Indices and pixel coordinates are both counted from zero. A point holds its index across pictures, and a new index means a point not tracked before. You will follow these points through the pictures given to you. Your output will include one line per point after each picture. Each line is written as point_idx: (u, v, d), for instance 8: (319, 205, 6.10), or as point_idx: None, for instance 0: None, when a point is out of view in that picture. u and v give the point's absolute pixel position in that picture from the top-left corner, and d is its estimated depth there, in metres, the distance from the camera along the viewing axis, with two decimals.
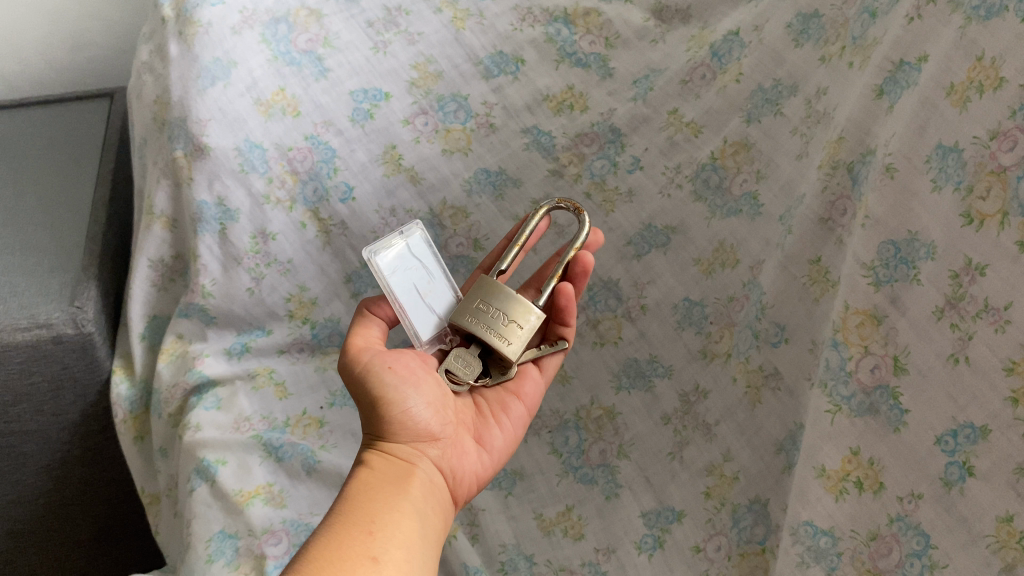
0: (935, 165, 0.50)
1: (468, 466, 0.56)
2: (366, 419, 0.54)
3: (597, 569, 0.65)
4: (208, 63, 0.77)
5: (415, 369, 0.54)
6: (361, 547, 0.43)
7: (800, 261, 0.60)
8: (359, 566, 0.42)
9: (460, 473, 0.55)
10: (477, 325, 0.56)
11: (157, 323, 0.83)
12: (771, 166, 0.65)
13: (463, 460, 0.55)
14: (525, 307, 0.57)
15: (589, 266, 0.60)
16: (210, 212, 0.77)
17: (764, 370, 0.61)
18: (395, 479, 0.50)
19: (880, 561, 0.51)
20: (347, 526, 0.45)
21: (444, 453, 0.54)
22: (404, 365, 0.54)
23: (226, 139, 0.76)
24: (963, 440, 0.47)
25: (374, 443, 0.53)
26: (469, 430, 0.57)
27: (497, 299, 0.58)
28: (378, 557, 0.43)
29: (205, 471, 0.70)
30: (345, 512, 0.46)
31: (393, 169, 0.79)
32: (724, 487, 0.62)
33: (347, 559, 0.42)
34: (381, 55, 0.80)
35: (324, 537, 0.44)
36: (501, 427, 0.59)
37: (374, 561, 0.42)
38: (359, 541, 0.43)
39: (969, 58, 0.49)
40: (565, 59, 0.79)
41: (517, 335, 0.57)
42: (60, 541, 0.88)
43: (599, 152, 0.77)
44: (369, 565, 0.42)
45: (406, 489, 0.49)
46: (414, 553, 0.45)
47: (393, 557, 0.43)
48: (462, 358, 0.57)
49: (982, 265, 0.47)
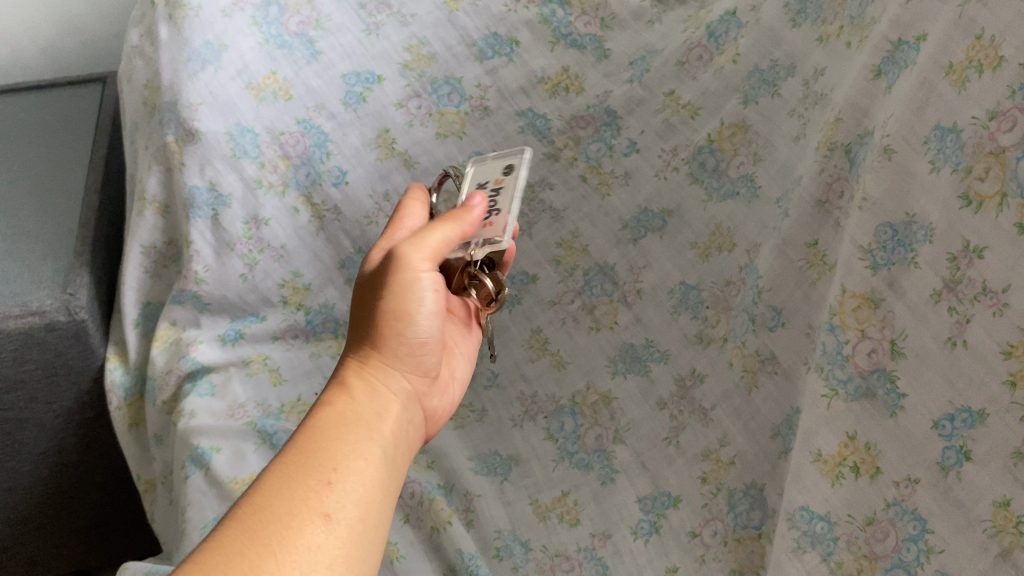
0: (933, 146, 0.50)
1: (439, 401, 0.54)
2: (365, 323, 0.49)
3: (593, 554, 0.65)
4: (199, 47, 0.76)
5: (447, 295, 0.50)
6: (318, 497, 0.38)
7: (798, 244, 0.59)
8: (306, 523, 0.37)
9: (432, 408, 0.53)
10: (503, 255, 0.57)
11: (151, 309, 0.83)
12: (768, 148, 0.65)
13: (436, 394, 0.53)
14: None
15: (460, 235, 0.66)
16: (202, 197, 0.76)
17: (760, 355, 0.61)
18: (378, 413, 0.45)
19: (877, 546, 0.50)
20: (312, 464, 0.40)
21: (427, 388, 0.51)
22: (444, 287, 0.49)
23: (218, 123, 0.75)
24: (960, 424, 0.47)
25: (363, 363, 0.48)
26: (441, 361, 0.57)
27: None
28: (331, 515, 0.38)
29: (199, 458, 0.70)
30: (315, 446, 0.41)
31: (387, 152, 0.78)
32: (720, 471, 0.62)
33: (296, 513, 0.37)
34: (374, 37, 0.79)
35: (280, 477, 0.39)
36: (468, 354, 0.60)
37: (326, 519, 0.37)
38: (315, 490, 0.38)
39: (968, 37, 0.48)
40: (560, 40, 0.78)
41: None
42: (58, 528, 0.88)
43: (595, 135, 0.76)
44: (320, 525, 0.37)
45: (389, 427, 0.45)
46: (378, 509, 0.40)
47: (350, 515, 0.38)
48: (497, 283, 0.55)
49: (981, 247, 0.46)
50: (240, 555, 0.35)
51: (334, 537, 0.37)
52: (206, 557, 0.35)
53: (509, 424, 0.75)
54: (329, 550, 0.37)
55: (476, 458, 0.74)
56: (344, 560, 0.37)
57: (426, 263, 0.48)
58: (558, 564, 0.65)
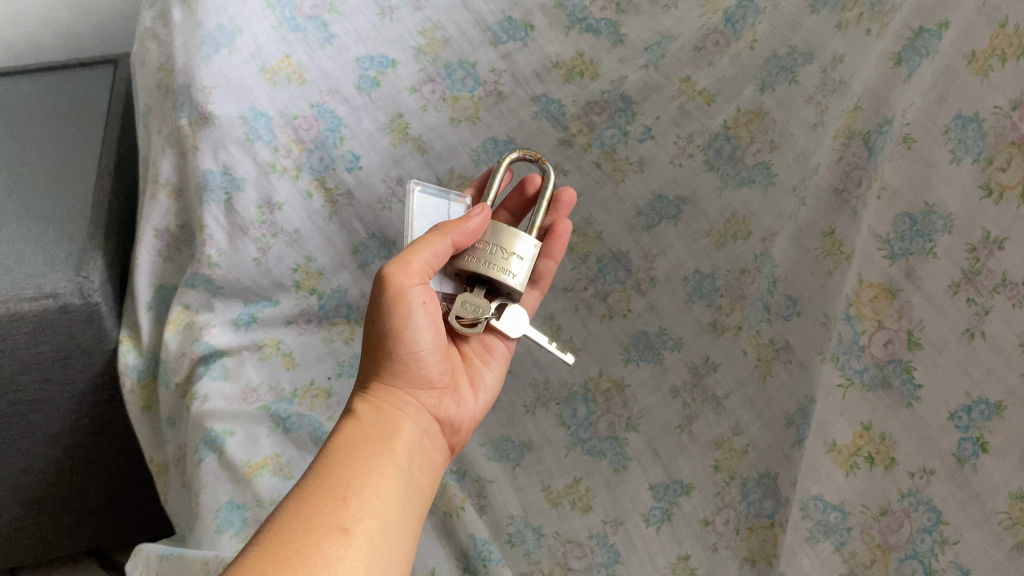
0: (954, 136, 0.49)
1: (459, 411, 0.56)
2: (370, 347, 0.53)
3: (605, 541, 0.65)
4: (213, 30, 0.73)
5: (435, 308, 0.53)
6: (336, 513, 0.41)
7: (815, 234, 0.59)
8: (327, 538, 0.39)
9: (456, 420, 0.55)
10: (480, 264, 0.54)
11: (165, 293, 0.83)
12: (784, 136, 0.64)
13: (457, 406, 0.56)
14: (518, 235, 0.55)
15: (571, 198, 0.67)
16: (216, 180, 0.75)
17: (775, 344, 0.61)
18: (387, 429, 0.49)
19: (891, 537, 0.50)
20: (325, 485, 0.42)
21: (440, 401, 0.54)
22: (433, 303, 0.52)
23: (232, 107, 0.74)
24: (977, 416, 0.47)
25: (368, 389, 0.52)
26: (461, 374, 0.58)
27: (492, 235, 0.55)
28: (348, 529, 0.40)
29: (213, 442, 0.70)
30: (325, 471, 0.44)
31: (400, 138, 0.79)
32: (733, 460, 0.62)
33: (315, 529, 0.39)
34: (388, 21, 0.78)
35: (296, 501, 0.41)
36: (489, 367, 0.61)
37: (345, 533, 0.40)
38: (332, 506, 0.41)
39: (992, 25, 0.47)
40: (575, 25, 0.76)
41: (518, 267, 0.55)
42: (71, 508, 0.89)
43: (610, 120, 0.76)
44: (340, 538, 0.40)
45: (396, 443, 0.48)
46: (391, 520, 0.43)
47: (365, 527, 0.41)
48: (469, 303, 0.55)
49: (1001, 238, 0.46)
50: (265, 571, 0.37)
51: (353, 548, 0.40)
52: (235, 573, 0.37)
53: (521, 410, 0.75)
54: (349, 560, 0.39)
55: (489, 444, 0.73)
56: (365, 568, 0.39)
57: (417, 283, 0.51)
58: (570, 550, 0.65)
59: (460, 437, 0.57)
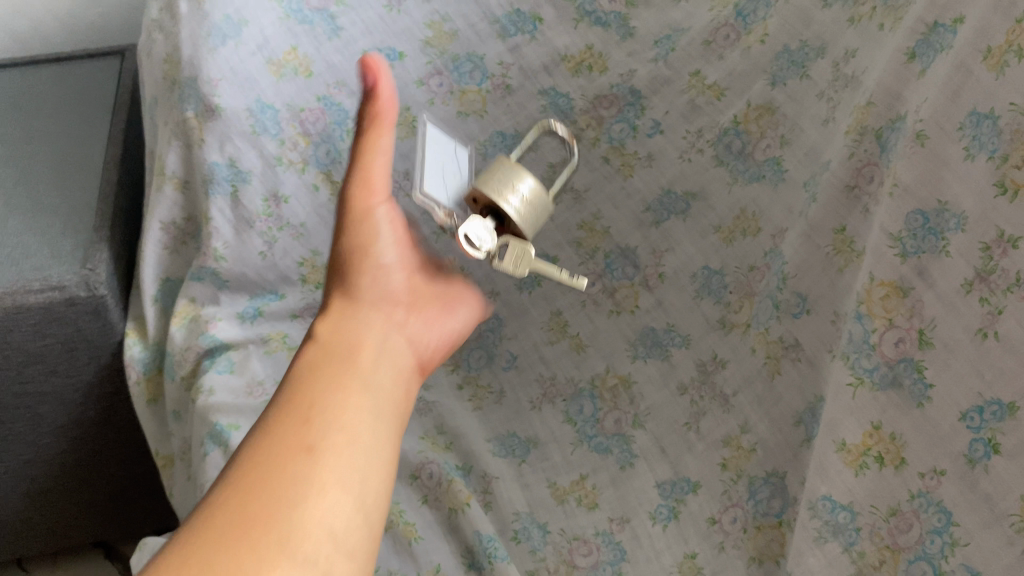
0: (969, 133, 0.48)
1: (441, 322, 0.52)
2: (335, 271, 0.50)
3: (610, 539, 0.65)
4: (219, 21, 0.72)
5: (399, 219, 0.49)
6: (299, 433, 0.37)
7: (825, 231, 0.58)
8: (292, 462, 0.36)
9: (438, 331, 0.52)
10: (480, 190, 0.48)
11: (170, 285, 0.82)
12: (795, 131, 0.64)
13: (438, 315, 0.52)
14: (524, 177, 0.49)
15: None
16: (222, 172, 0.74)
17: (784, 342, 0.60)
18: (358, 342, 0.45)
19: (900, 538, 0.50)
20: (288, 405, 0.39)
21: (418, 312, 0.51)
22: (395, 213, 0.49)
23: (238, 100, 0.73)
24: (989, 416, 0.46)
25: None
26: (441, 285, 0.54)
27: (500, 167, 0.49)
28: (316, 447, 0.37)
29: (218, 436, 0.69)
30: (288, 390, 0.41)
31: (408, 132, 0.79)
32: (740, 459, 0.62)
33: (277, 454, 0.36)
34: (395, 13, 0.77)
35: (256, 430, 0.38)
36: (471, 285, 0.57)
37: (311, 452, 0.37)
38: (295, 428, 0.38)
39: (1009, 20, 0.46)
40: (584, 18, 0.75)
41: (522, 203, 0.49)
42: (78, 500, 0.89)
43: (618, 114, 0.75)
44: (305, 458, 0.36)
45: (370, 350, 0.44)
46: (374, 436, 0.40)
47: (341, 445, 0.38)
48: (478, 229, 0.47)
49: (1015, 238, 0.46)
50: (228, 505, 0.34)
51: (326, 467, 0.36)
52: (196, 513, 0.34)
53: (528, 406, 0.75)
54: (320, 482, 0.36)
55: (494, 440, 0.73)
56: (343, 491, 0.36)
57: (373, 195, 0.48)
58: (575, 547, 0.65)
59: (448, 351, 0.53)
